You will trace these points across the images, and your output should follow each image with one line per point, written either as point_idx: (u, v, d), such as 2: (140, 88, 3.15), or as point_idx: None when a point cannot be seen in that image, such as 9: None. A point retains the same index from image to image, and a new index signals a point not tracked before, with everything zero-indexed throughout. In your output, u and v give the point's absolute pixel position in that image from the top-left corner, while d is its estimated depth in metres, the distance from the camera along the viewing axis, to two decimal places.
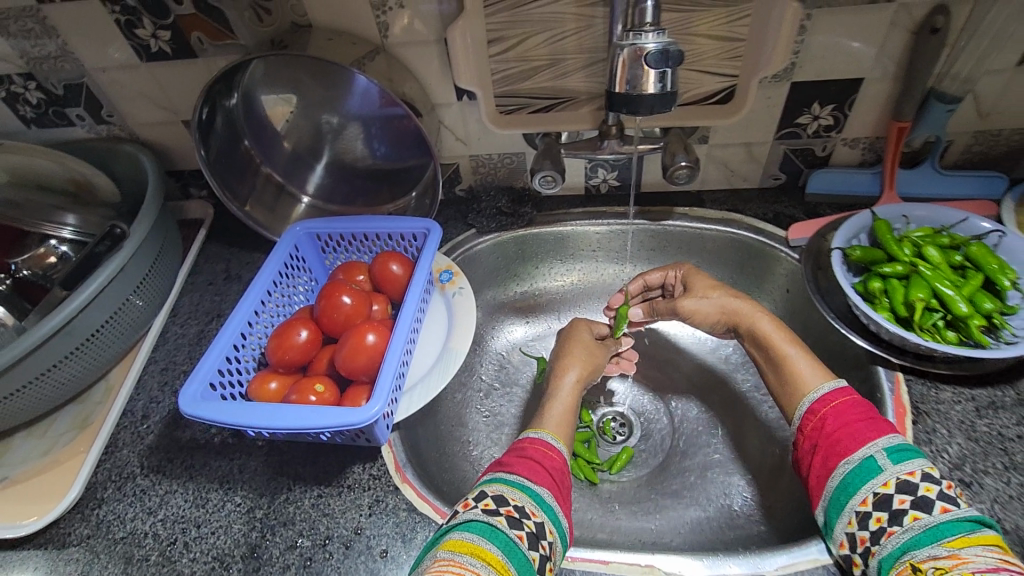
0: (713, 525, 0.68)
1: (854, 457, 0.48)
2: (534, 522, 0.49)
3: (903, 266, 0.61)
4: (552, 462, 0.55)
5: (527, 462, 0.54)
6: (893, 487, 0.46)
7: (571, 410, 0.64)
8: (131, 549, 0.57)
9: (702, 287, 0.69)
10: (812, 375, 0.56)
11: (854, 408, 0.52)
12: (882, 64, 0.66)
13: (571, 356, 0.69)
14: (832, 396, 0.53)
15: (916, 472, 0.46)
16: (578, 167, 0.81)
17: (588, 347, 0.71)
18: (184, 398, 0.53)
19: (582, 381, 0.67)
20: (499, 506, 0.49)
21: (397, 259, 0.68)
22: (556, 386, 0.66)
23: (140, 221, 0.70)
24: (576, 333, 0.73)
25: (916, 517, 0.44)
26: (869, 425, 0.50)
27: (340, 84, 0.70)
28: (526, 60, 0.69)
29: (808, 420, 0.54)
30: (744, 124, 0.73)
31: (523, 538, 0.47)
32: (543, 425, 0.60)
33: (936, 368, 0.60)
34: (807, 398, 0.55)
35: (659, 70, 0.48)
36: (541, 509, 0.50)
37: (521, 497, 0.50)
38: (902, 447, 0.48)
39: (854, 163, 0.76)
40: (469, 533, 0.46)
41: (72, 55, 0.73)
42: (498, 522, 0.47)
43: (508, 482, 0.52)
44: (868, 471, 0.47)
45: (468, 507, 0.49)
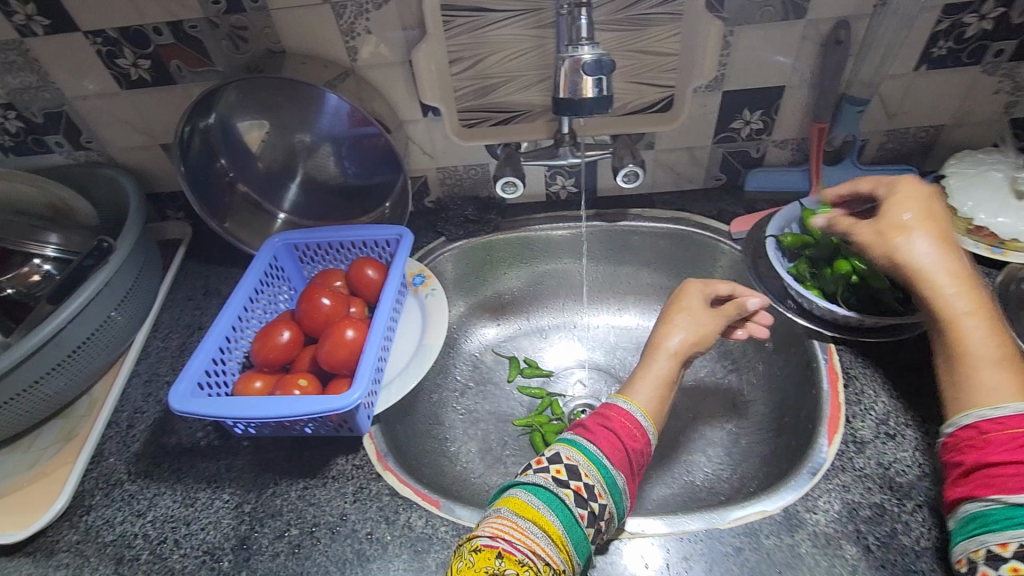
0: (678, 500, 0.72)
1: (1009, 499, 0.43)
2: (599, 503, 0.51)
3: (828, 249, 0.69)
4: (633, 441, 0.56)
5: (609, 437, 0.55)
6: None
7: (666, 383, 0.61)
8: (121, 550, 0.59)
9: (891, 221, 0.55)
10: (995, 386, 0.47)
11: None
12: (799, 73, 0.75)
13: (673, 319, 0.66)
14: (1014, 422, 0.45)
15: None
16: (537, 175, 0.87)
17: (694, 313, 0.66)
18: (175, 395, 0.56)
19: (687, 348, 0.64)
20: (570, 479, 0.51)
21: (372, 263, 0.73)
22: (654, 354, 0.64)
23: (124, 238, 0.73)
24: (682, 299, 0.68)
25: None
26: None
27: (313, 104, 0.75)
28: (485, 77, 0.75)
29: (966, 434, 0.47)
30: (685, 130, 0.81)
31: (583, 516, 0.50)
32: (633, 397, 0.60)
33: (862, 336, 0.67)
34: (975, 411, 0.47)
35: (595, 77, 0.55)
36: (609, 491, 0.52)
37: (593, 476, 0.52)
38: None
39: (785, 162, 0.85)
40: (536, 499, 0.50)
41: (52, 85, 0.76)
42: (565, 497, 0.50)
43: (586, 454, 0.53)
44: (1019, 519, 0.42)
45: (540, 469, 0.53)
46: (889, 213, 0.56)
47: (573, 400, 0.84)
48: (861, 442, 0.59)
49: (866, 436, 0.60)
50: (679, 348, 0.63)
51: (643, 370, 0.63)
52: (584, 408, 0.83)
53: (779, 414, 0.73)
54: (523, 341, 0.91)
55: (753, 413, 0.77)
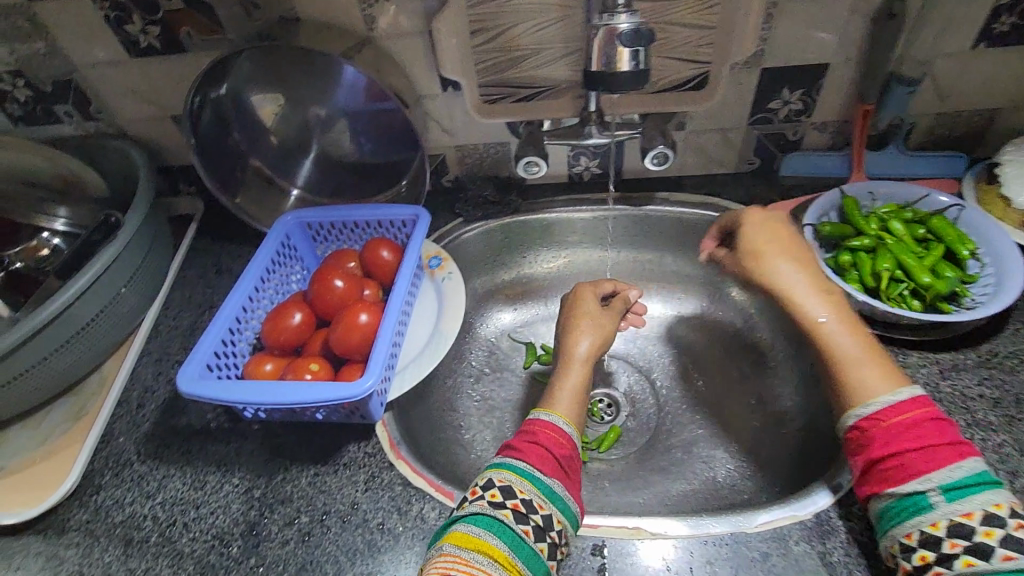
0: (698, 497, 0.69)
1: (904, 489, 0.44)
2: (541, 515, 0.51)
3: (870, 240, 0.65)
4: (562, 449, 0.56)
5: (538, 451, 0.55)
6: (944, 529, 0.42)
7: (583, 388, 0.64)
8: (130, 531, 0.59)
9: (752, 241, 0.60)
10: (870, 378, 0.50)
11: (917, 427, 0.46)
12: (845, 50, 0.70)
13: (578, 329, 0.70)
14: (890, 414, 0.47)
15: (975, 513, 0.42)
16: (561, 155, 0.83)
17: (594, 318, 0.71)
18: (183, 376, 0.54)
19: (593, 353, 0.68)
20: (505, 498, 0.51)
21: (387, 244, 0.70)
22: (567, 363, 0.66)
23: (133, 213, 0.71)
24: (578, 306, 0.73)
25: (969, 563, 0.40)
26: (932, 453, 0.44)
27: (327, 76, 0.72)
28: (507, 50, 0.71)
29: (858, 433, 0.49)
30: (718, 110, 0.76)
31: (528, 532, 0.49)
32: (554, 407, 0.61)
33: (903, 335, 0.63)
34: (856, 410, 0.49)
35: (633, 48, 0.51)
36: (548, 501, 0.51)
37: (529, 490, 0.51)
38: (968, 483, 0.43)
39: (824, 146, 0.80)
40: (475, 527, 0.48)
41: (61, 52, 0.74)
42: (504, 517, 0.49)
43: (516, 472, 0.53)
44: (918, 507, 0.43)
45: (475, 498, 0.51)
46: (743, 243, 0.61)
47: (593, 388, 0.83)
48: None
49: None
50: (587, 355, 0.67)
51: (559, 380, 0.65)
52: (602, 398, 0.82)
53: (808, 412, 0.70)
54: (541, 327, 0.88)
55: (780, 409, 0.74)
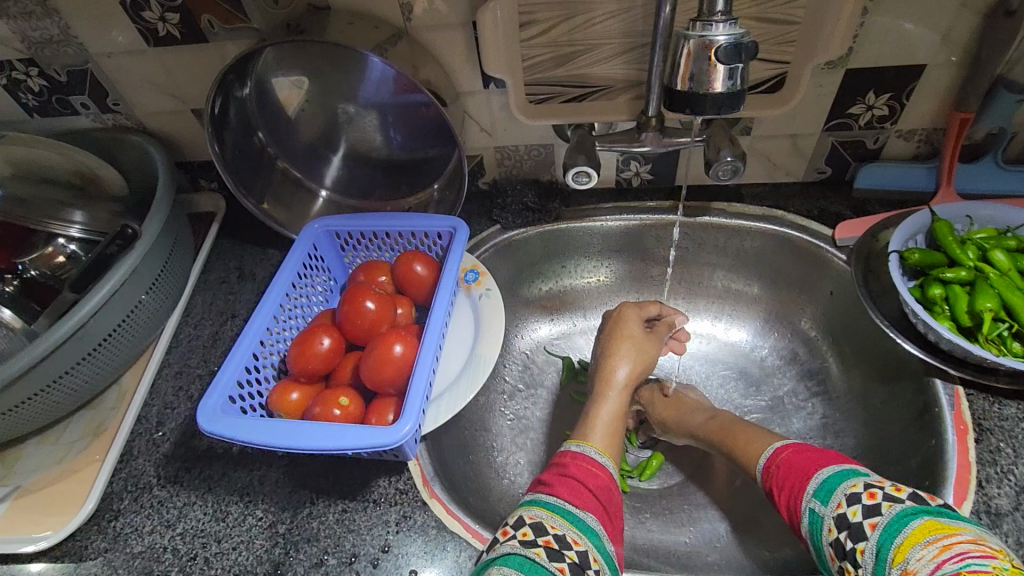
0: (751, 543, 0.64)
1: (803, 514, 0.47)
2: (577, 551, 0.45)
3: (967, 271, 0.57)
4: (596, 480, 0.51)
5: (569, 483, 0.50)
6: (835, 530, 0.44)
7: (620, 417, 0.60)
8: (150, 563, 0.55)
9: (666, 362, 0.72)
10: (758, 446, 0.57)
11: (796, 457, 0.51)
12: (946, 50, 0.61)
13: (616, 353, 0.65)
14: (775, 455, 0.54)
15: (842, 501, 0.44)
16: (609, 159, 0.76)
17: (637, 341, 0.66)
18: (203, 412, 0.50)
19: (633, 379, 0.64)
20: (537, 536, 0.45)
21: (422, 259, 0.65)
22: (604, 389, 0.62)
23: (153, 219, 0.66)
24: (622, 326, 0.68)
25: (862, 549, 0.41)
26: (804, 476, 0.49)
27: (359, 70, 0.65)
28: (559, 44, 0.64)
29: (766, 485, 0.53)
30: (791, 114, 0.68)
31: (564, 570, 0.43)
32: (587, 438, 0.56)
33: (999, 382, 0.56)
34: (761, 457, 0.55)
35: (729, 67, 0.44)
36: (584, 536, 0.46)
37: (561, 526, 0.46)
38: (829, 479, 0.46)
39: (907, 156, 0.72)
40: (507, 568, 0.42)
41: (75, 39, 0.68)
42: (536, 555, 0.44)
43: (547, 507, 0.48)
44: (816, 525, 0.46)
45: (506, 538, 0.46)
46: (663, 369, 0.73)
47: None
48: (997, 514, 0.50)
49: (1003, 507, 0.50)
50: (629, 380, 0.63)
51: (594, 409, 0.60)
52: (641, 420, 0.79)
53: (879, 456, 0.63)
54: (579, 340, 0.83)
55: (844, 448, 0.67)
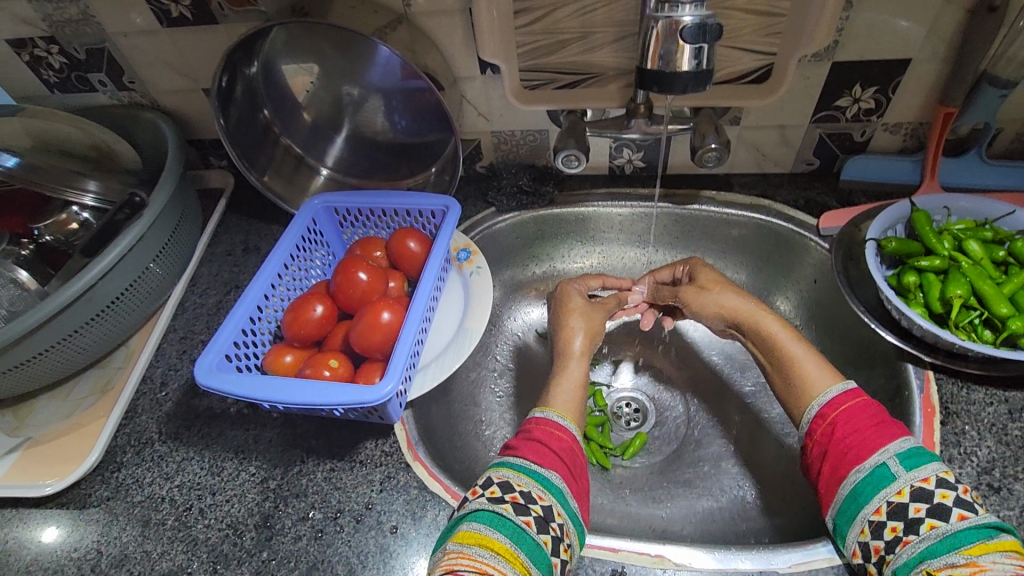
0: (725, 518, 0.66)
1: (868, 465, 0.46)
2: (542, 506, 0.48)
3: (941, 260, 0.58)
4: (560, 443, 0.54)
5: (534, 446, 0.53)
6: (908, 495, 0.44)
7: (583, 384, 0.62)
8: (148, 512, 0.59)
9: (706, 279, 0.67)
10: (819, 378, 0.54)
11: (865, 411, 0.50)
12: (932, 44, 0.62)
13: (569, 325, 0.67)
14: (841, 399, 0.51)
15: (931, 478, 0.44)
16: (602, 146, 0.78)
17: (584, 312, 0.68)
18: (200, 367, 0.53)
19: (588, 347, 0.66)
20: (505, 493, 0.48)
21: (414, 235, 0.67)
22: (564, 360, 0.64)
23: (161, 190, 0.70)
24: (565, 301, 0.70)
25: (932, 525, 0.42)
26: (881, 430, 0.48)
27: (362, 53, 0.68)
28: (553, 32, 0.66)
29: (818, 424, 0.51)
30: (779, 105, 0.70)
31: (530, 523, 0.46)
32: (551, 404, 0.58)
33: (969, 368, 0.57)
34: (815, 400, 0.53)
35: (695, 46, 0.47)
36: (548, 492, 0.49)
37: (527, 484, 0.49)
38: (916, 452, 0.45)
39: (894, 150, 0.73)
40: (477, 523, 0.46)
41: (94, 19, 0.72)
42: (503, 511, 0.47)
43: (513, 467, 0.51)
44: (881, 479, 0.45)
45: (475, 495, 0.49)
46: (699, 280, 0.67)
47: (619, 391, 0.82)
48: None
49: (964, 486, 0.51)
50: (583, 349, 0.65)
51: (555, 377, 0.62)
52: (627, 401, 0.81)
53: None
54: None
55: None
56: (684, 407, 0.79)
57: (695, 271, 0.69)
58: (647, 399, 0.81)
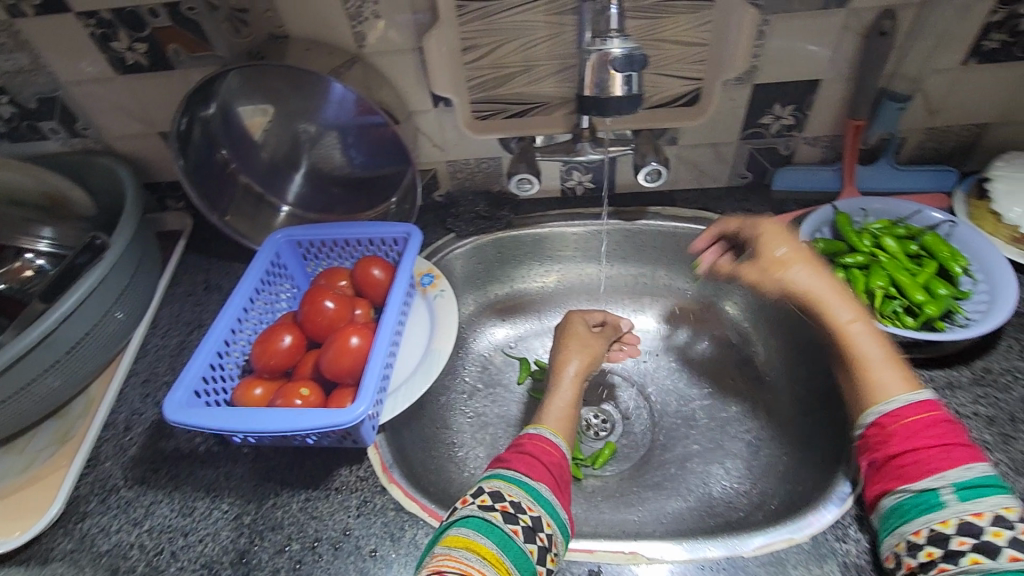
0: (694, 514, 0.69)
1: (918, 485, 0.45)
2: (531, 516, 0.50)
3: (863, 257, 0.65)
4: (550, 458, 0.56)
5: (524, 458, 0.55)
6: (953, 527, 0.42)
7: (574, 406, 0.65)
8: (116, 560, 0.57)
9: (770, 259, 0.61)
10: (893, 382, 0.50)
11: (931, 428, 0.47)
12: (837, 66, 0.70)
13: (567, 349, 0.71)
14: (909, 410, 0.48)
15: (985, 514, 0.42)
16: (553, 170, 0.83)
17: (581, 339, 0.73)
18: (169, 404, 0.54)
19: (583, 372, 0.69)
20: (495, 502, 0.50)
21: (378, 262, 0.70)
22: (557, 380, 0.67)
23: (120, 233, 0.70)
24: (570, 329, 0.75)
25: (976, 561, 0.41)
26: (942, 452, 0.45)
27: (318, 92, 0.71)
28: (500, 66, 0.71)
29: (873, 432, 0.49)
30: (711, 125, 0.76)
31: (518, 532, 0.48)
32: (543, 422, 0.62)
33: (896, 352, 0.63)
34: (875, 407, 0.50)
35: (625, 73, 0.52)
36: (538, 503, 0.51)
37: (518, 493, 0.51)
38: (982, 483, 0.43)
39: (816, 161, 0.80)
40: (466, 529, 0.47)
41: (45, 68, 0.73)
42: (493, 518, 0.49)
43: (504, 478, 0.53)
44: (929, 504, 0.44)
45: (466, 503, 0.50)
46: (764, 256, 0.61)
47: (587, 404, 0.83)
48: None
49: None
50: (577, 373, 0.68)
51: (548, 398, 0.65)
52: (596, 414, 0.81)
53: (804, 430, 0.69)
54: (535, 342, 0.87)
55: (775, 425, 0.73)
56: (649, 413, 0.81)
57: (761, 245, 0.63)
58: (614, 410, 0.82)
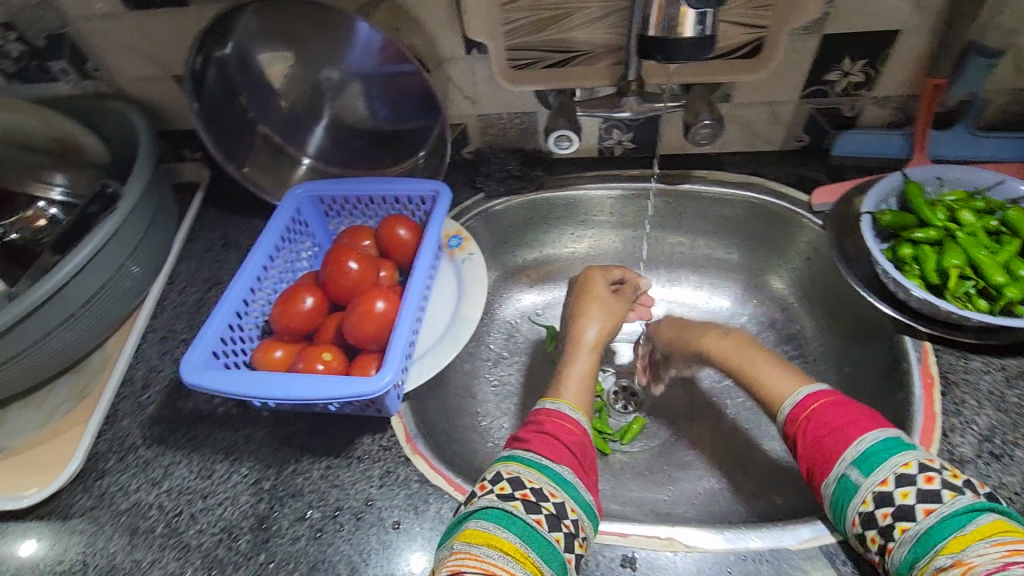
0: (728, 497, 0.66)
1: (833, 477, 0.46)
2: (553, 503, 0.47)
3: (936, 231, 0.59)
4: (570, 437, 0.53)
5: (542, 438, 0.52)
6: (872, 502, 0.43)
7: (592, 373, 0.62)
8: (136, 520, 0.56)
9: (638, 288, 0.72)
10: (788, 382, 0.56)
11: (831, 411, 0.50)
12: (920, 15, 0.62)
13: (586, 315, 0.67)
14: (810, 400, 0.52)
15: (889, 479, 0.43)
16: (592, 127, 0.77)
17: (605, 302, 0.68)
18: (187, 365, 0.51)
19: (602, 339, 0.66)
20: (514, 489, 0.47)
21: (404, 222, 0.65)
22: (576, 349, 0.64)
23: (134, 183, 0.66)
24: (588, 290, 0.70)
25: (904, 528, 0.41)
26: (840, 437, 0.47)
27: (342, 34, 0.65)
28: (541, 8, 0.64)
29: (791, 425, 0.52)
30: (770, 81, 0.69)
31: (541, 521, 0.45)
32: (560, 395, 0.58)
33: (965, 338, 0.58)
34: (786, 401, 0.54)
35: (698, 12, 0.45)
36: (560, 488, 0.48)
37: (538, 479, 0.48)
38: (871, 452, 0.45)
39: (883, 124, 0.73)
40: (485, 522, 0.45)
41: (52, 2, 0.68)
42: (513, 508, 0.46)
43: (524, 462, 0.50)
44: (847, 490, 0.45)
45: (484, 492, 0.48)
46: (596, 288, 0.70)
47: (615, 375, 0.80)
48: (959, 461, 0.52)
49: (966, 454, 0.52)
50: (597, 340, 0.65)
51: (565, 367, 0.62)
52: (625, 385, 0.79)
53: None
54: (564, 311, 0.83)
55: None
56: (682, 389, 0.77)
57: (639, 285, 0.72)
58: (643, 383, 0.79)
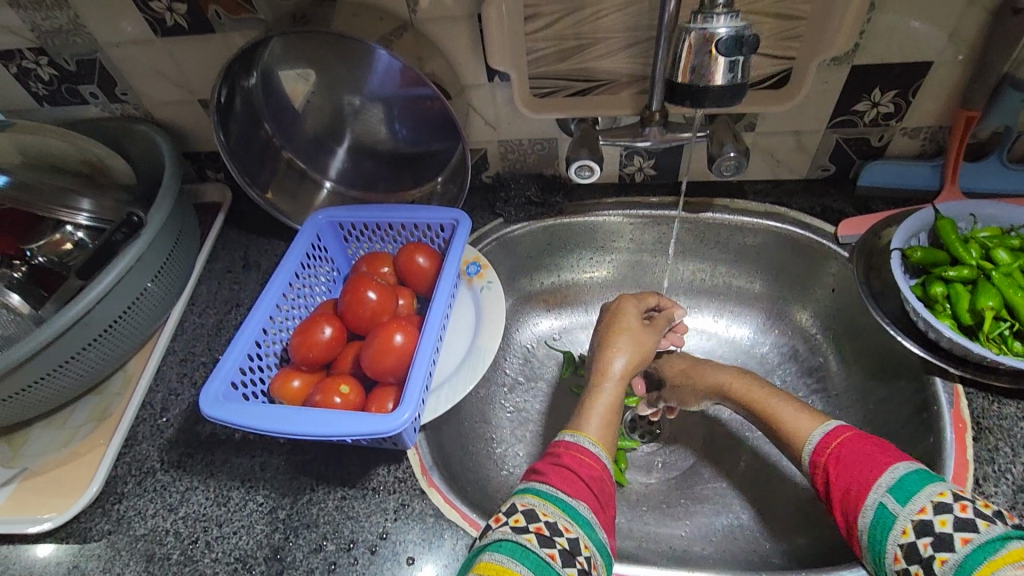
0: (747, 535, 0.65)
1: (868, 507, 0.44)
2: (568, 538, 0.46)
3: (970, 270, 0.57)
4: (590, 471, 0.52)
5: (562, 472, 0.51)
6: (912, 533, 0.41)
7: (615, 409, 0.60)
8: (152, 547, 0.56)
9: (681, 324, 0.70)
10: (804, 423, 0.54)
11: (856, 445, 0.48)
12: (954, 47, 0.60)
13: (614, 344, 0.65)
14: (831, 438, 0.50)
15: (927, 508, 0.41)
16: (613, 154, 0.76)
17: (635, 333, 0.66)
18: (206, 397, 0.51)
19: (630, 370, 0.63)
20: (529, 523, 0.46)
21: (423, 250, 0.65)
22: (600, 380, 0.62)
23: (159, 207, 0.67)
24: (620, 320, 0.68)
25: (943, 560, 0.39)
26: (869, 465, 0.46)
27: (365, 62, 0.66)
28: (564, 38, 0.64)
29: (816, 471, 0.50)
30: (796, 111, 0.68)
31: (554, 556, 0.44)
32: (582, 428, 0.56)
33: (999, 381, 0.56)
34: (806, 444, 0.52)
35: (729, 59, 0.44)
36: (576, 524, 0.47)
37: (553, 513, 0.47)
38: (907, 479, 0.43)
39: (912, 154, 0.71)
40: (499, 555, 0.43)
41: (84, 29, 0.69)
42: (526, 541, 0.44)
43: (539, 495, 0.49)
44: (885, 522, 0.42)
45: (499, 524, 0.47)
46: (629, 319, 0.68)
47: None
48: None
49: (1000, 505, 0.50)
50: (624, 372, 0.63)
51: (588, 399, 0.60)
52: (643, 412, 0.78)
53: None
54: (581, 335, 0.83)
55: None
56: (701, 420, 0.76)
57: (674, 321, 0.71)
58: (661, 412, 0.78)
